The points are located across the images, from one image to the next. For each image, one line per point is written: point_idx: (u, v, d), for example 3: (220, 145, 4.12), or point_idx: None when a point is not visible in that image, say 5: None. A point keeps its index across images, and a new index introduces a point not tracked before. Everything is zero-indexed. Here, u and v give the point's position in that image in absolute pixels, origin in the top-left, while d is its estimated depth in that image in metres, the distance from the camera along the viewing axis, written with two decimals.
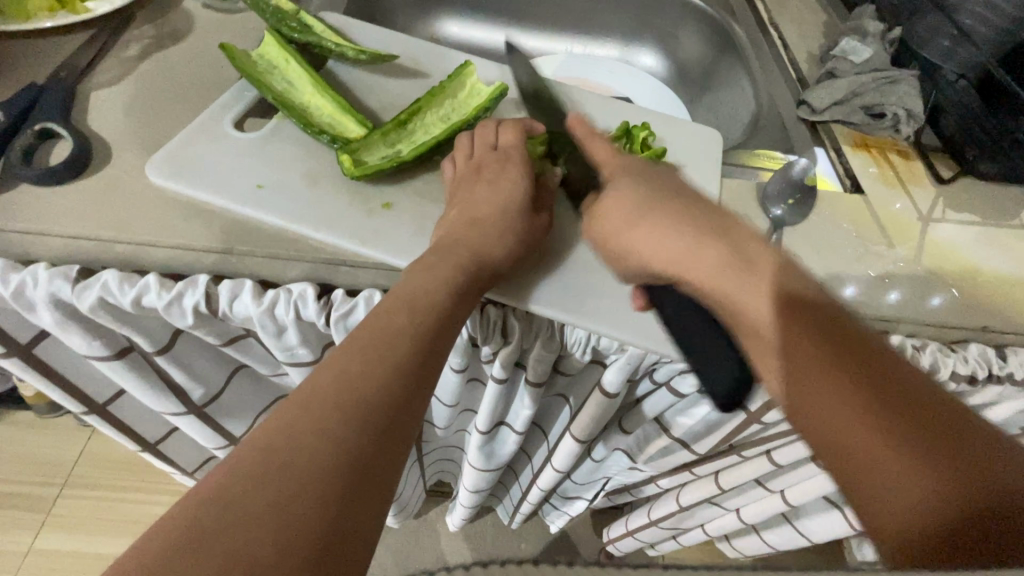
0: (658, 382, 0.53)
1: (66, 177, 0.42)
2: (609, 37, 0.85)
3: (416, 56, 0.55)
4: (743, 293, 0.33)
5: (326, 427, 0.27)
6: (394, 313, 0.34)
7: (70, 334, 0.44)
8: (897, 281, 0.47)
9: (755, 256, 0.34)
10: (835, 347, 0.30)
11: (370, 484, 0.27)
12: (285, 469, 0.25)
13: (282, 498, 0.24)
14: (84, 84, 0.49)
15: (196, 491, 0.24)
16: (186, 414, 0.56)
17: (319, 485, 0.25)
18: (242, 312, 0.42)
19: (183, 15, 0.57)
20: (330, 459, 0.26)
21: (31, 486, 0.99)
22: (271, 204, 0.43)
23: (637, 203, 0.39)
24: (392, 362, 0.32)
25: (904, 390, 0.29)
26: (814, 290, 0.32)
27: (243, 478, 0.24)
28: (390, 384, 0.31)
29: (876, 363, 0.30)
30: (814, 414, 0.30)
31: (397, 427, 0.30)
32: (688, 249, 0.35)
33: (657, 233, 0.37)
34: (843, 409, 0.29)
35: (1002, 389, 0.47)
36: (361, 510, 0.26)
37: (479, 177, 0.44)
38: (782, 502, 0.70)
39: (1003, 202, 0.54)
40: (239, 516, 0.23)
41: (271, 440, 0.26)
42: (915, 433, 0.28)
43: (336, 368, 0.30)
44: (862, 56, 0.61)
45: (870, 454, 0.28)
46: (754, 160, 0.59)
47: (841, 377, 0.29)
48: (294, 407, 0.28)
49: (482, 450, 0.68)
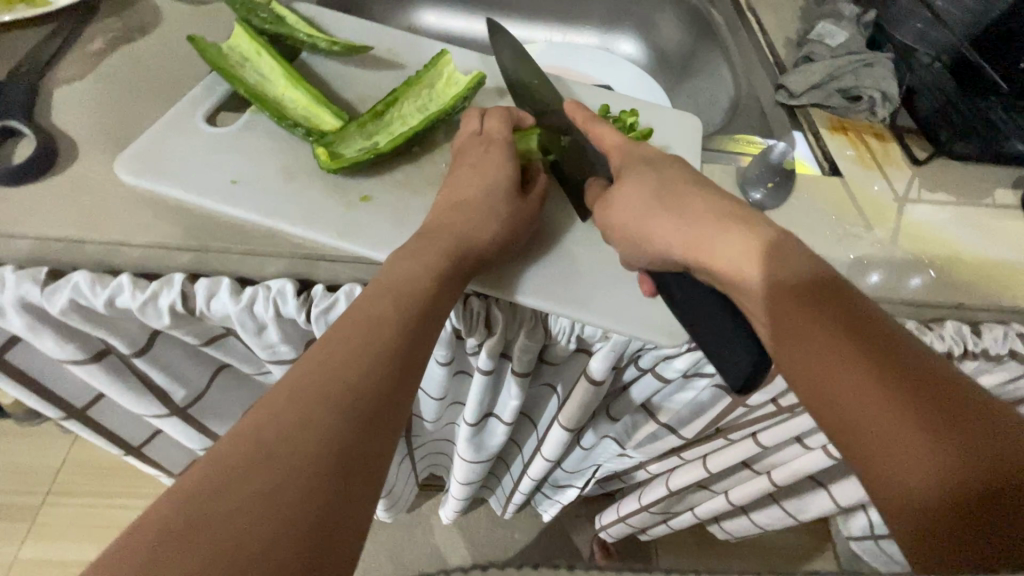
0: (644, 368, 0.53)
1: (30, 176, 0.41)
2: (588, 24, 0.84)
3: (392, 48, 0.54)
4: (738, 280, 0.33)
5: (310, 416, 0.27)
6: (377, 302, 0.34)
7: (43, 339, 0.43)
8: (874, 261, 0.48)
9: (748, 238, 0.34)
10: (837, 328, 0.30)
11: (357, 472, 0.26)
12: (271, 459, 0.25)
13: (269, 486, 0.24)
14: (47, 80, 0.47)
15: (181, 482, 0.24)
16: (169, 416, 0.55)
17: (305, 473, 0.25)
18: (221, 310, 0.41)
19: (150, 7, 0.55)
20: (315, 450, 0.26)
21: (12, 496, 0.97)
22: (244, 199, 0.43)
23: (654, 197, 0.38)
24: (377, 351, 0.31)
25: (906, 362, 0.29)
26: (810, 270, 0.33)
27: (228, 470, 0.24)
28: (375, 372, 0.30)
29: (882, 340, 0.30)
30: (828, 395, 0.29)
31: (385, 415, 0.29)
32: (690, 245, 0.35)
33: (672, 229, 0.36)
34: (850, 390, 0.29)
35: (977, 364, 0.47)
36: (349, 496, 0.25)
37: (462, 164, 0.44)
38: (769, 483, 0.71)
39: (977, 182, 0.55)
40: (224, 508, 0.23)
41: (261, 430, 0.26)
42: (929, 409, 0.28)
43: (325, 356, 0.30)
44: (837, 38, 0.62)
45: (880, 433, 0.28)
46: (734, 145, 0.59)
47: (847, 356, 0.30)
48: (282, 398, 0.27)
49: (471, 441, 0.68)
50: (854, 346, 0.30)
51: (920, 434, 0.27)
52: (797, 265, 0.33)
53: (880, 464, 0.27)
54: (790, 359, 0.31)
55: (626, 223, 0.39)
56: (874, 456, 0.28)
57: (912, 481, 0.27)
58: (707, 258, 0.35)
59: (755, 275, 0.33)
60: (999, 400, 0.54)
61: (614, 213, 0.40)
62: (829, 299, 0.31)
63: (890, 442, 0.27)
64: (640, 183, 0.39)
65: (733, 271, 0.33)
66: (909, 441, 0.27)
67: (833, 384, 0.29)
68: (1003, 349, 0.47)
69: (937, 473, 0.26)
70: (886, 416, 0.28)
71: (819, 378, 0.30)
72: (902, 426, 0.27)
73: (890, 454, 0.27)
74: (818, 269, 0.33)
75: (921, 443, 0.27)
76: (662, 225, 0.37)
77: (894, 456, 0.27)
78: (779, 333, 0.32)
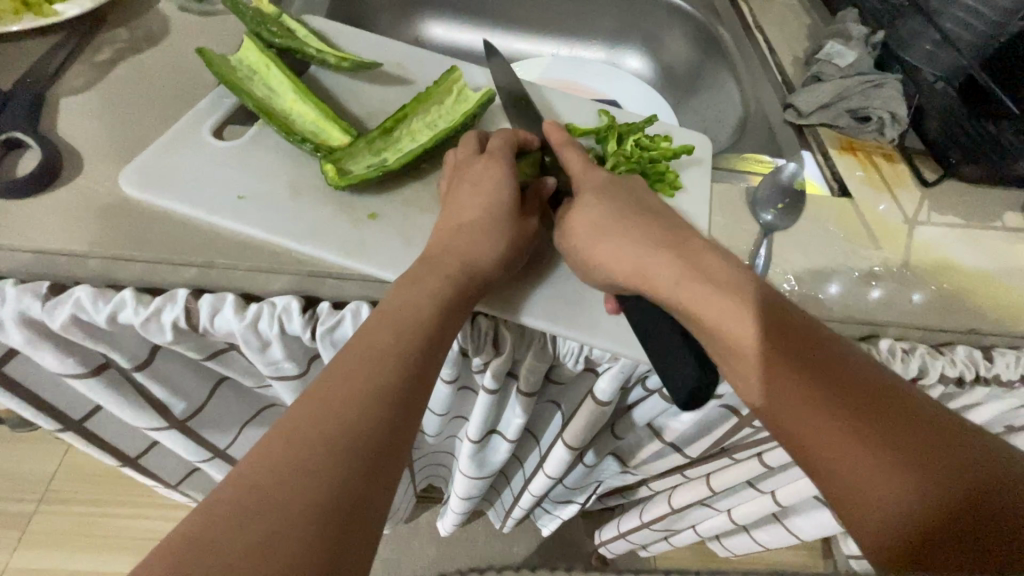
0: (650, 389, 0.52)
1: (34, 189, 0.40)
2: (596, 39, 0.84)
3: (401, 63, 0.54)
4: (716, 310, 0.32)
5: (310, 463, 0.26)
6: (379, 336, 0.33)
7: (42, 353, 0.42)
8: (884, 283, 0.47)
9: (719, 271, 0.34)
10: (805, 359, 0.31)
11: (358, 523, 0.26)
12: (268, 510, 0.24)
13: (267, 542, 0.23)
14: (53, 90, 0.47)
15: (176, 535, 0.23)
16: (167, 430, 0.54)
17: (304, 524, 0.24)
18: (224, 327, 0.40)
19: (158, 17, 0.55)
20: (315, 499, 0.25)
21: (4, 504, 0.96)
22: (250, 216, 0.42)
23: (598, 222, 0.39)
24: (379, 390, 0.30)
25: (870, 393, 0.30)
26: (773, 301, 0.33)
27: (225, 525, 0.23)
28: (374, 414, 0.29)
29: (847, 367, 0.31)
30: (798, 428, 0.30)
31: (387, 461, 0.28)
32: (663, 262, 0.35)
33: (617, 255, 0.37)
34: (821, 422, 0.30)
35: (989, 389, 0.47)
36: (350, 549, 0.25)
37: (461, 180, 0.43)
38: (773, 503, 0.70)
39: (987, 204, 0.55)
40: (220, 564, 0.22)
41: (258, 480, 0.25)
42: (897, 434, 0.29)
43: (324, 398, 0.29)
44: (846, 59, 0.61)
45: (850, 461, 0.29)
46: (743, 164, 0.59)
47: (817, 385, 0.30)
48: (279, 442, 0.27)
49: (472, 458, 0.67)
50: (820, 372, 0.31)
51: (884, 462, 0.28)
52: (762, 293, 0.33)
53: (852, 493, 0.29)
54: (758, 388, 0.31)
55: (578, 240, 0.39)
56: (849, 482, 0.29)
57: (878, 511, 0.28)
58: (653, 280, 0.35)
59: (725, 304, 0.32)
60: (1009, 424, 0.54)
61: (567, 238, 0.40)
62: (793, 331, 0.32)
63: (861, 470, 0.28)
64: (596, 206, 0.40)
65: (715, 304, 0.32)
66: (882, 464, 0.28)
67: (803, 416, 0.30)
68: (1015, 375, 0.46)
69: (908, 496, 0.28)
70: (854, 446, 0.29)
71: (786, 401, 0.31)
72: (869, 455, 0.29)
73: (861, 484, 0.28)
74: (782, 302, 0.33)
75: (891, 472, 0.28)
76: (619, 239, 0.37)
77: (863, 476, 0.28)
78: (747, 364, 0.32)
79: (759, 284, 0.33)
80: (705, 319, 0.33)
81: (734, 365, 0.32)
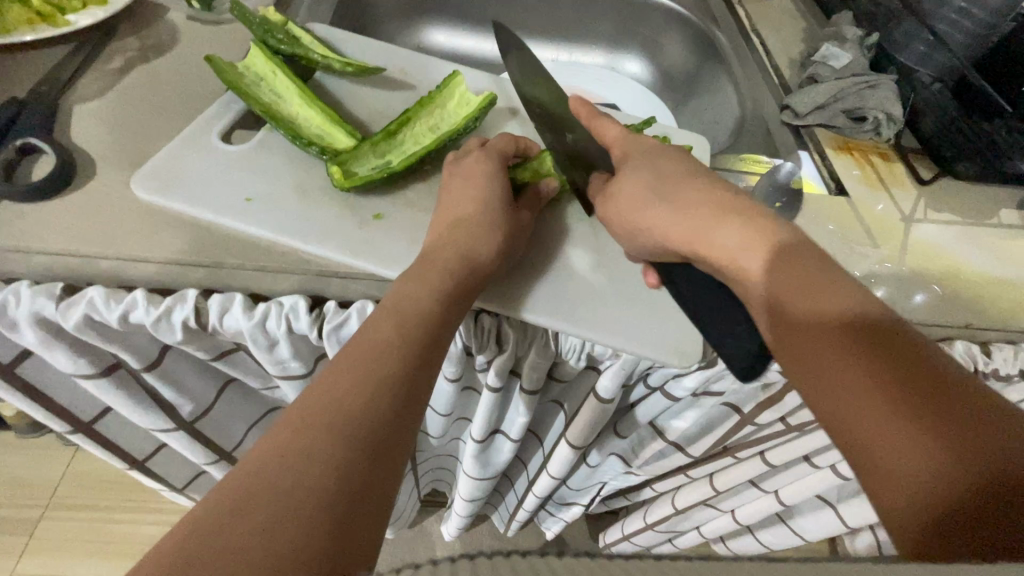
0: (652, 386, 0.53)
1: (48, 193, 0.41)
2: (595, 45, 0.85)
3: (404, 68, 0.55)
4: (754, 281, 0.33)
5: (315, 451, 0.27)
6: (380, 327, 0.34)
7: (55, 353, 0.43)
8: (881, 279, 0.48)
9: (767, 238, 0.33)
10: (851, 332, 0.30)
11: (361, 505, 0.27)
12: (275, 493, 0.25)
13: (271, 524, 0.24)
14: (65, 98, 0.48)
15: (187, 520, 0.24)
16: (175, 431, 0.55)
17: (308, 506, 0.25)
18: (233, 326, 0.41)
19: (168, 27, 0.56)
20: (318, 483, 0.26)
21: (12, 510, 0.97)
22: (257, 218, 0.43)
23: (650, 188, 0.38)
24: (380, 377, 0.31)
25: (920, 370, 0.28)
26: (828, 274, 0.32)
27: (233, 504, 0.24)
28: (378, 398, 0.30)
29: (897, 342, 0.29)
30: (836, 403, 0.29)
31: (389, 445, 0.29)
32: (691, 230, 0.35)
33: (665, 220, 0.37)
34: (857, 397, 0.29)
35: (987, 384, 0.47)
36: (353, 530, 0.26)
37: (452, 179, 0.44)
38: (776, 502, 0.71)
39: (983, 202, 0.55)
40: (229, 542, 0.23)
41: (263, 465, 0.26)
42: (943, 415, 0.27)
43: (327, 386, 0.30)
44: (841, 61, 0.63)
45: (886, 439, 0.27)
46: (742, 164, 0.60)
47: (858, 360, 0.29)
48: (285, 429, 0.28)
49: (477, 458, 0.67)
50: (866, 345, 0.29)
51: (924, 434, 0.27)
52: (808, 265, 0.32)
53: (886, 473, 0.27)
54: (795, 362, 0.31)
55: (621, 210, 0.40)
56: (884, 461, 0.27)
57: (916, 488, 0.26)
58: (705, 245, 0.35)
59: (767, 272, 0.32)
60: None
61: (609, 210, 0.41)
62: (841, 304, 0.31)
63: (898, 450, 0.27)
64: (640, 176, 0.39)
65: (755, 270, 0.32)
66: (921, 445, 0.27)
67: (841, 391, 0.29)
68: (1013, 370, 0.47)
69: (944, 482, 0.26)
70: (892, 423, 0.27)
71: (822, 373, 0.30)
72: (906, 433, 0.27)
73: (896, 465, 0.27)
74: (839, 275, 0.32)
75: (930, 454, 0.26)
76: (667, 204, 0.37)
77: (901, 456, 0.27)
78: (786, 337, 0.31)
79: (814, 257, 0.32)
80: (749, 286, 0.33)
81: (772, 336, 0.32)
